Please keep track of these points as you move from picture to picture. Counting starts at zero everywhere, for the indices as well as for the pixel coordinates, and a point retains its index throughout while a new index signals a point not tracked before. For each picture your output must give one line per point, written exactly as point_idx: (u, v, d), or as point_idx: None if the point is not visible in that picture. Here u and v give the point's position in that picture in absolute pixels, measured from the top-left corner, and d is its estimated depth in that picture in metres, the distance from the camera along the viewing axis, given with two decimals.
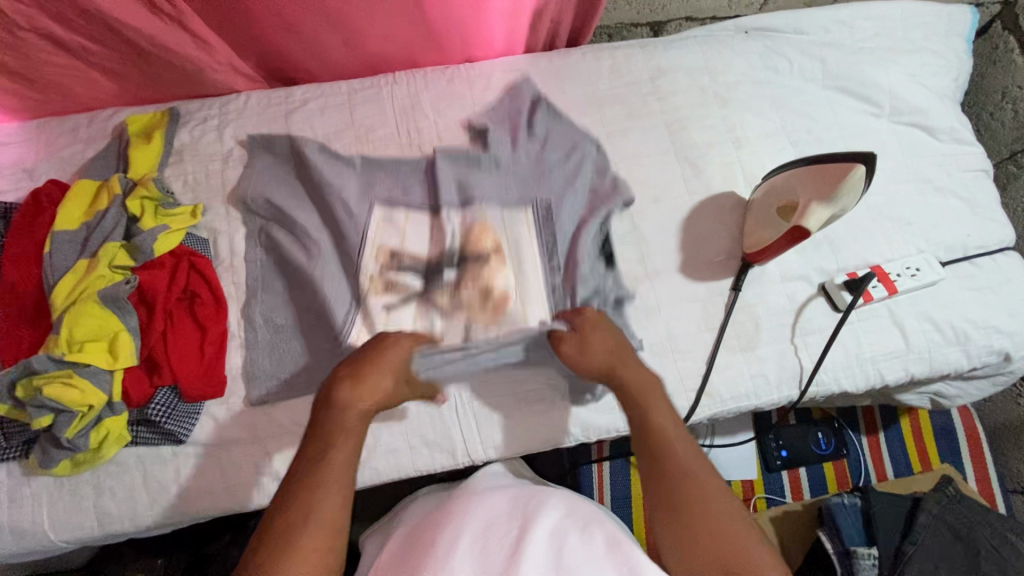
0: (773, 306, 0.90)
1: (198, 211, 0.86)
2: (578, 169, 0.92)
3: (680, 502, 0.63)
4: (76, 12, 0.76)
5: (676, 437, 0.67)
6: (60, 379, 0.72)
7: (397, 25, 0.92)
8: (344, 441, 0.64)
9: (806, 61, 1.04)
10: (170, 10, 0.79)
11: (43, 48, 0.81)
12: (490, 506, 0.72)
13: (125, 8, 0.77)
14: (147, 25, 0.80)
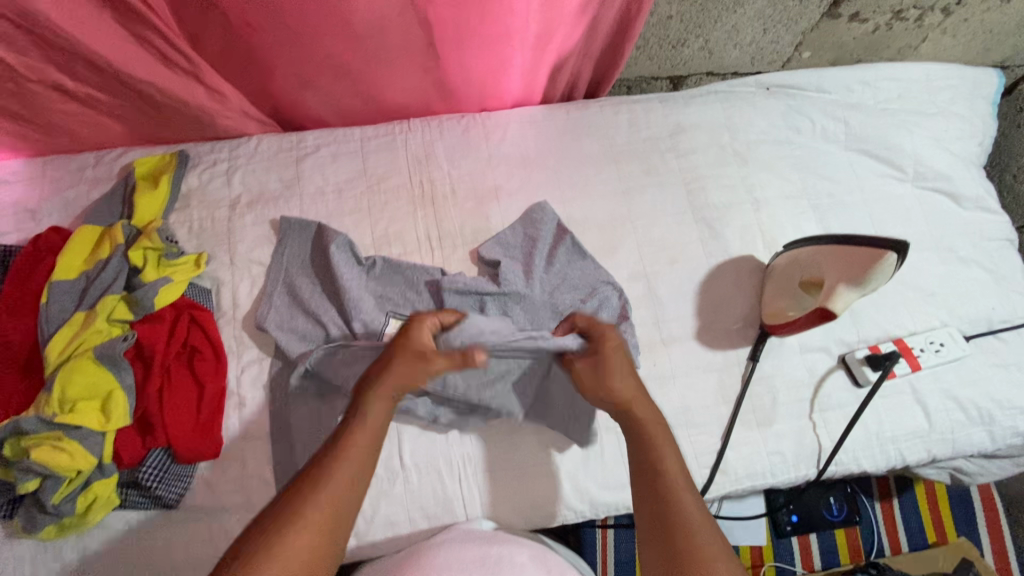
0: (791, 378, 0.87)
1: (201, 260, 0.83)
2: (605, 289, 0.86)
3: (675, 535, 0.60)
4: (85, 65, 0.75)
5: (678, 472, 0.65)
6: (48, 442, 0.69)
7: (415, 79, 0.90)
8: (370, 424, 0.64)
9: (829, 122, 1.02)
10: (186, 65, 0.77)
11: (53, 94, 0.79)
12: (456, 551, 0.71)
13: (137, 60, 0.75)
14: (159, 76, 0.78)
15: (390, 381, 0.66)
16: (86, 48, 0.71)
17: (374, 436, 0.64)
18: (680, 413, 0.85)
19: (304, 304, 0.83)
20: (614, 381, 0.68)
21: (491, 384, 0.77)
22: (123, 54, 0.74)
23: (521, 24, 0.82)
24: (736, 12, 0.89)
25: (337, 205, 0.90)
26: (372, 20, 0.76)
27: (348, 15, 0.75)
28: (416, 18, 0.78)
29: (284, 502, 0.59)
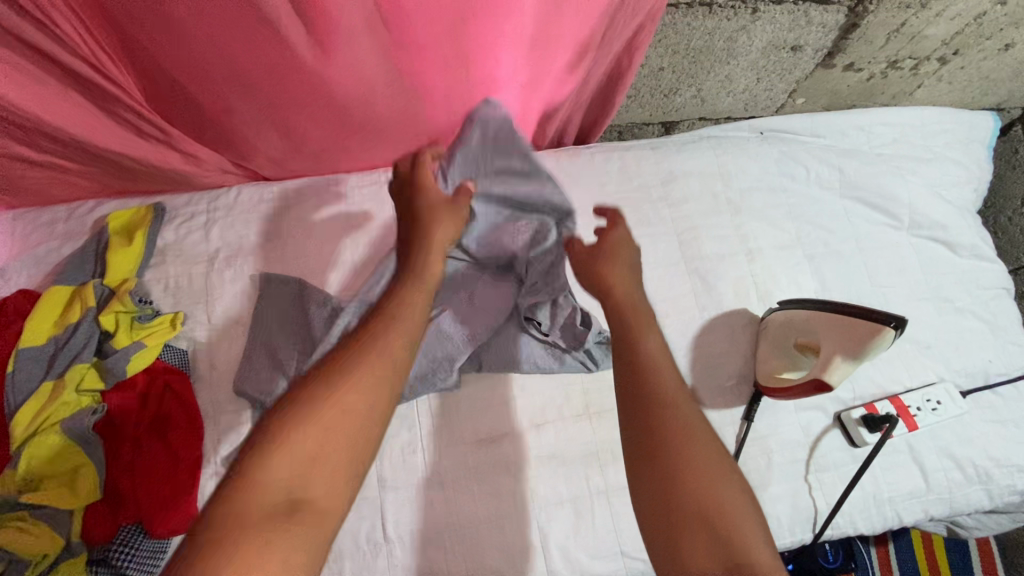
0: (786, 439, 0.85)
1: (177, 320, 0.79)
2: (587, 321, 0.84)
3: (665, 437, 0.57)
4: (50, 138, 0.72)
5: (661, 358, 0.64)
6: (14, 523, 0.66)
7: (401, 142, 0.87)
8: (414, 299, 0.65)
9: (824, 169, 1.00)
10: (158, 134, 0.75)
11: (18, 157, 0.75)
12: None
13: (105, 130, 0.73)
14: (128, 143, 0.75)
15: (422, 224, 0.72)
16: (50, 118, 0.68)
17: (418, 313, 0.64)
18: None
19: (283, 362, 0.80)
20: (615, 263, 0.75)
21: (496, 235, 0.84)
22: (90, 123, 0.71)
23: (508, 79, 0.78)
24: (729, 63, 0.87)
25: (320, 259, 0.87)
26: (353, 90, 0.73)
27: (328, 87, 0.71)
28: (399, 83, 0.74)
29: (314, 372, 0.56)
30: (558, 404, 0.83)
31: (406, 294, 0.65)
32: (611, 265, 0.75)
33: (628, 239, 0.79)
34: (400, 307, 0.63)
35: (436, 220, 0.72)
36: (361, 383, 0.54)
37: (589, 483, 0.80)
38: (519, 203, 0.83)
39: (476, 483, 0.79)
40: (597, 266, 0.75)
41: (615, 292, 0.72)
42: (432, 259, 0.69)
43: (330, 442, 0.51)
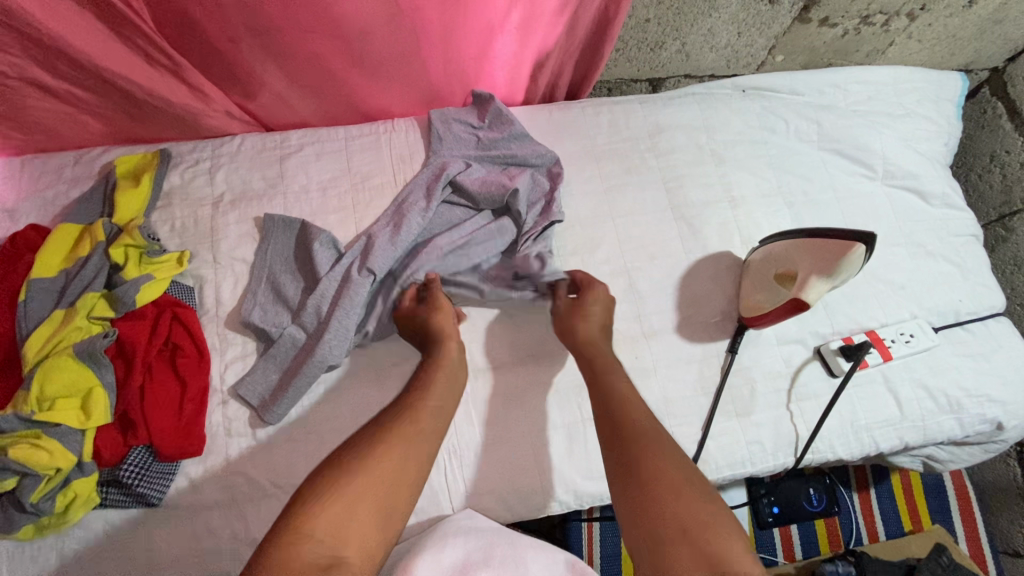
0: (768, 370, 0.90)
1: (184, 257, 0.83)
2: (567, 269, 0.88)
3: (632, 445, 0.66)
4: (68, 64, 0.74)
5: (628, 394, 0.73)
6: (27, 440, 0.69)
7: (400, 81, 0.91)
8: (441, 372, 0.75)
9: (803, 123, 1.06)
10: (167, 62, 0.77)
11: (31, 93, 0.78)
12: (459, 544, 0.71)
13: (118, 57, 0.75)
14: (139, 71, 0.78)
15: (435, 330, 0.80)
16: (69, 47, 0.71)
17: (445, 387, 0.74)
18: (661, 405, 0.86)
19: (288, 297, 0.83)
20: (591, 321, 0.82)
21: (486, 189, 0.90)
22: (104, 52, 0.73)
23: (502, 14, 0.83)
24: (711, 16, 0.92)
25: (321, 203, 0.91)
26: (357, 20, 0.77)
27: (332, 11, 0.75)
28: (400, 15, 0.78)
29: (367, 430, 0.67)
30: (550, 337, 0.87)
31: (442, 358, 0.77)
32: (589, 323, 0.82)
33: (607, 301, 0.86)
34: (432, 379, 0.74)
35: (446, 324, 0.80)
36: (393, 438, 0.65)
37: (581, 410, 0.84)
38: (506, 164, 0.95)
39: (473, 411, 0.82)
40: (592, 329, 0.82)
41: (597, 344, 0.81)
42: (451, 348, 0.78)
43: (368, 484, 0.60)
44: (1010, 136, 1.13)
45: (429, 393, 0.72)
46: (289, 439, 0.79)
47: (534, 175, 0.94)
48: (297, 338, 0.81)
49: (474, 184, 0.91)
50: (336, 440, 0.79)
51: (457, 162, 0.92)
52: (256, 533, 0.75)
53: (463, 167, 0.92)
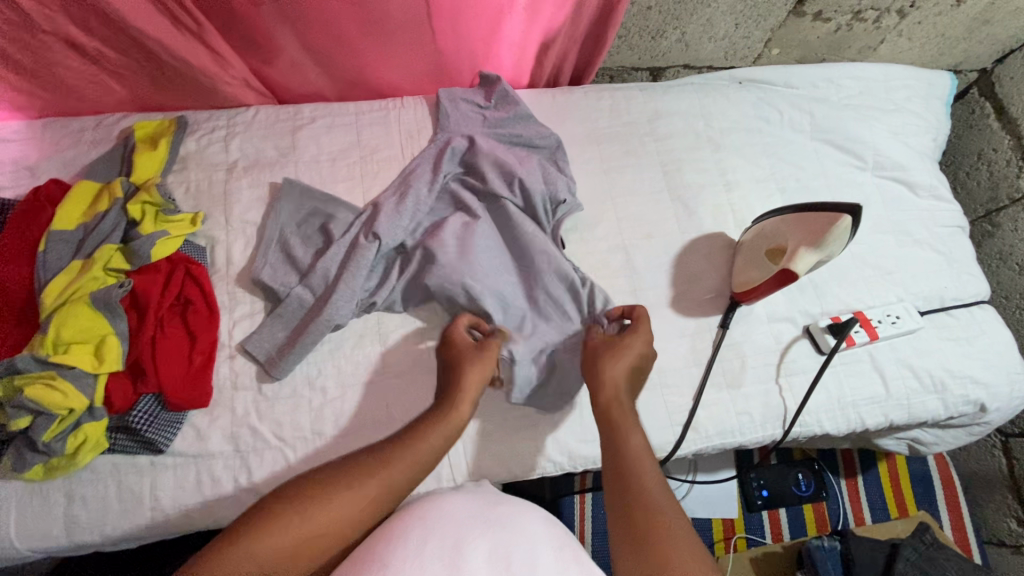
0: (759, 344, 0.93)
1: (197, 219, 0.86)
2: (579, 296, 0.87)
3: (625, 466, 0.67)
4: (100, 20, 0.78)
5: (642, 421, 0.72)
6: (42, 381, 0.71)
7: (412, 56, 0.95)
8: (436, 429, 0.71)
9: (797, 114, 1.10)
10: (193, 25, 0.81)
11: (60, 51, 0.82)
12: (459, 508, 0.70)
13: (147, 17, 0.78)
14: (165, 33, 0.81)
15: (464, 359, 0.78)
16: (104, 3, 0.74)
17: (433, 448, 0.69)
18: (654, 376, 0.89)
19: (298, 255, 0.86)
20: (617, 360, 0.77)
21: (491, 168, 0.94)
22: (135, 11, 0.77)
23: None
24: (710, 6, 0.96)
25: (331, 172, 0.94)
26: None
27: None
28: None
29: (332, 475, 0.66)
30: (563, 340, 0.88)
31: (443, 413, 0.72)
32: (613, 364, 0.76)
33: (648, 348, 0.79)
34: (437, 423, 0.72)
35: (468, 365, 0.76)
36: (353, 496, 0.63)
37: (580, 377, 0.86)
38: (509, 143, 0.98)
39: None
40: (599, 356, 0.78)
41: (605, 374, 0.76)
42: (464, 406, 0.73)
43: (312, 532, 0.61)
44: (996, 134, 1.17)
45: (411, 451, 0.68)
46: (294, 394, 0.81)
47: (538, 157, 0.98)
48: (303, 299, 0.83)
49: (480, 161, 0.94)
50: (339, 397, 0.82)
51: (459, 140, 0.96)
52: (259, 482, 0.77)
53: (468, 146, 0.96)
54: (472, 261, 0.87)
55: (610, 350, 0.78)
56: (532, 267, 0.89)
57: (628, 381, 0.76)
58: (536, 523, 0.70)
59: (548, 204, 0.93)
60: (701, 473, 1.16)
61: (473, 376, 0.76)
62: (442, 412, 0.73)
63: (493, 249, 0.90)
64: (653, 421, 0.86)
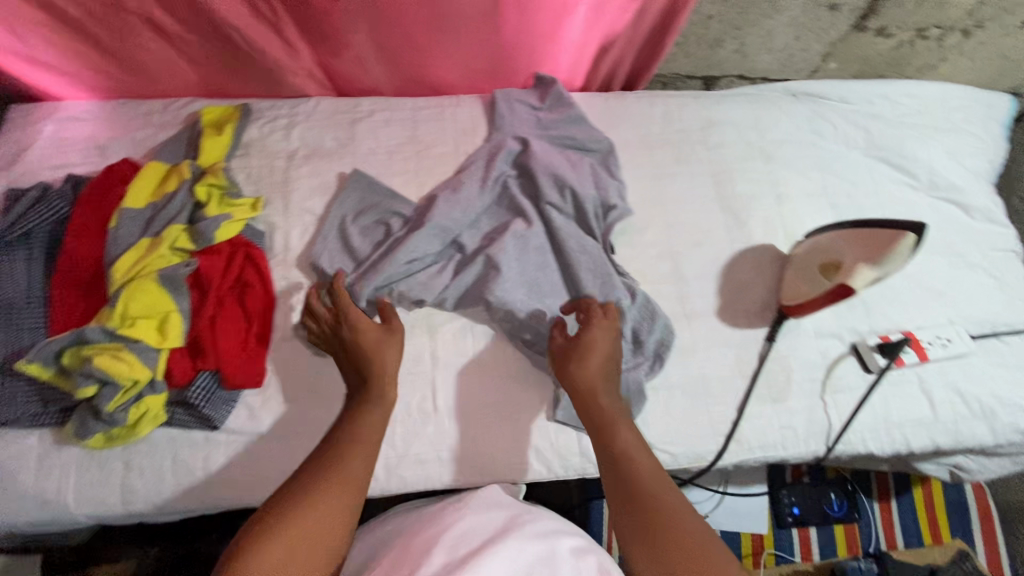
0: (805, 360, 0.92)
1: (258, 203, 0.87)
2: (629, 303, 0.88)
3: (623, 468, 0.70)
4: (188, 9, 0.81)
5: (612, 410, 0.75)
6: (109, 352, 0.74)
7: (473, 55, 0.96)
8: (370, 417, 0.73)
9: (851, 129, 1.09)
10: (270, 15, 0.83)
11: (145, 36, 0.85)
12: (472, 520, 0.71)
13: (231, 7, 0.81)
14: (246, 23, 0.84)
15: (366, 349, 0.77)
16: None
17: (373, 434, 0.72)
18: (699, 384, 0.88)
19: (356, 246, 0.88)
20: (590, 361, 0.78)
21: (542, 169, 0.94)
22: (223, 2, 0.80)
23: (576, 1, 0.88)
24: (772, 18, 0.96)
25: (387, 165, 0.96)
26: None
27: None
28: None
29: (287, 499, 0.64)
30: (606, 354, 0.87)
31: (379, 399, 0.74)
32: (584, 364, 0.77)
33: (613, 334, 0.81)
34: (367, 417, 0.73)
35: (386, 352, 0.78)
36: (326, 500, 0.64)
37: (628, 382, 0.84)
38: (561, 144, 0.99)
39: (518, 370, 0.86)
40: (582, 351, 0.79)
41: (595, 384, 0.76)
42: (390, 388, 0.76)
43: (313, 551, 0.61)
44: None
45: (354, 442, 0.70)
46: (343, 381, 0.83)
47: (592, 162, 0.99)
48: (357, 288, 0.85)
49: (533, 161, 0.95)
50: None
51: (511, 142, 0.97)
52: None
53: (522, 148, 0.97)
54: (521, 266, 0.88)
55: (578, 353, 0.79)
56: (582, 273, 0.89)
57: (605, 374, 0.78)
58: (562, 541, 0.70)
59: (600, 208, 0.94)
60: (733, 485, 1.16)
61: (393, 360, 0.78)
62: (372, 398, 0.74)
63: (544, 253, 0.91)
64: (696, 429, 0.86)
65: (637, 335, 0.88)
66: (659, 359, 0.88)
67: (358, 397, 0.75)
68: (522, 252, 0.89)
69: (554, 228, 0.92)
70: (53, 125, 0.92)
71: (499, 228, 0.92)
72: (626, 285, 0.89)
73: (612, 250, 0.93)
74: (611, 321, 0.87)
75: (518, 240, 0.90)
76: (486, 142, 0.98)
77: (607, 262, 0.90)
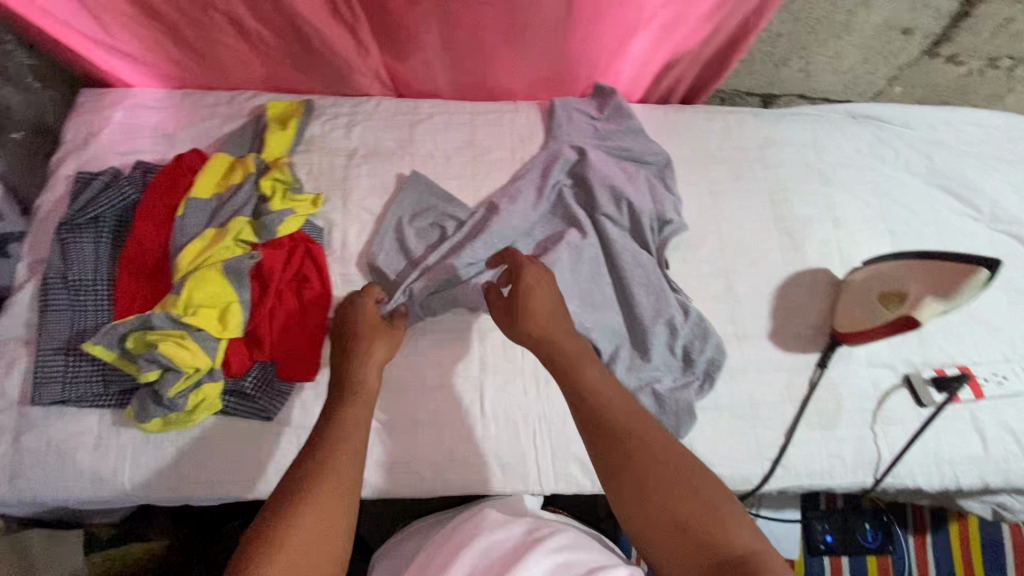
0: (856, 389, 0.90)
1: (319, 200, 0.88)
2: (680, 321, 0.88)
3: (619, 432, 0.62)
4: (271, 7, 0.83)
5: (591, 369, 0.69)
6: (173, 338, 0.75)
7: (538, 63, 0.97)
8: (354, 409, 0.66)
9: (912, 156, 1.06)
10: (349, 15, 0.86)
11: (226, 32, 0.88)
12: (488, 538, 0.68)
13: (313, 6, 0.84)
14: (325, 22, 0.86)
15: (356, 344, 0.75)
16: None
17: (360, 423, 0.64)
18: (747, 406, 0.88)
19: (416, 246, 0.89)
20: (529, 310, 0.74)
21: (598, 180, 0.94)
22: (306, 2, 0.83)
23: (650, 14, 0.89)
24: (842, 39, 0.94)
25: (445, 168, 0.96)
26: None
27: None
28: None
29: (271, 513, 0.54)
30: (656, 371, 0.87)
31: (356, 394, 0.68)
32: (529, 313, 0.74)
33: (548, 278, 0.78)
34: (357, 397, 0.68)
35: (375, 346, 0.75)
36: (319, 498, 0.55)
37: (676, 401, 0.84)
38: (618, 155, 0.98)
39: None
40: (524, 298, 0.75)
41: (550, 334, 0.72)
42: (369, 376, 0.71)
43: (319, 556, 0.52)
44: None
45: (348, 423, 0.64)
46: (393, 382, 0.84)
47: (648, 175, 0.98)
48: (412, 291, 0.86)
49: (590, 172, 0.95)
50: (437, 388, 0.84)
51: (568, 150, 0.97)
52: None
53: (578, 158, 0.97)
54: (575, 277, 0.88)
55: (518, 304, 0.75)
56: (635, 287, 0.89)
57: (553, 318, 0.74)
58: (581, 557, 0.65)
59: (655, 222, 0.94)
60: (765, 509, 1.12)
61: (385, 356, 0.75)
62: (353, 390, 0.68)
63: (597, 264, 0.90)
64: (743, 452, 0.85)
65: (688, 353, 0.88)
66: (710, 379, 0.87)
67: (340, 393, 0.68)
68: (576, 262, 0.89)
69: (608, 240, 0.91)
70: (123, 112, 0.94)
71: (553, 237, 0.91)
72: (679, 302, 0.89)
73: (665, 266, 0.93)
74: (661, 337, 0.87)
75: (573, 250, 0.89)
76: (542, 150, 0.98)
77: (661, 277, 0.90)
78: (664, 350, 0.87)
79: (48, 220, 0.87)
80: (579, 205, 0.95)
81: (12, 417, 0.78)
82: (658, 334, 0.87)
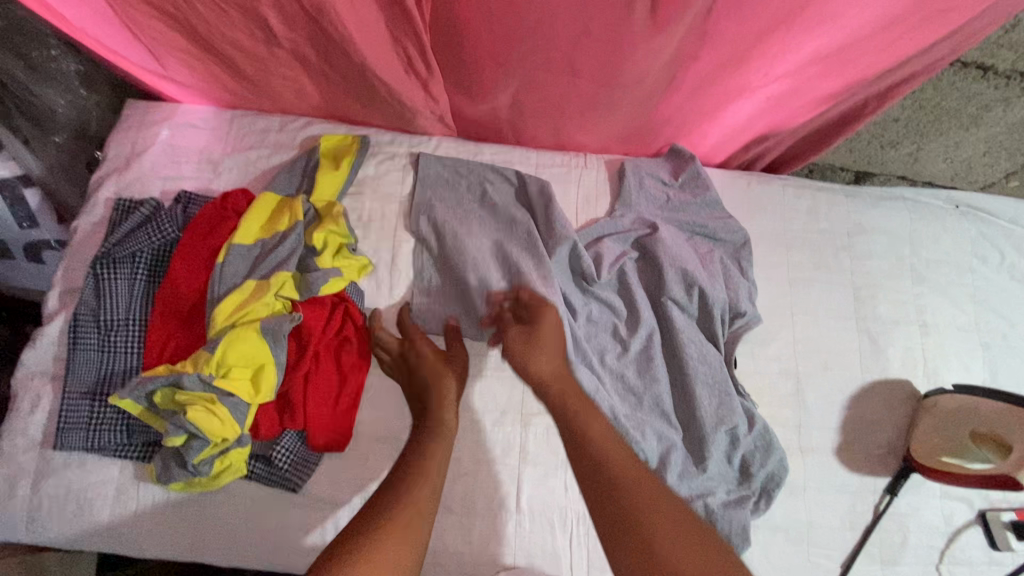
0: (925, 522, 0.83)
1: (365, 268, 0.83)
2: (740, 431, 0.81)
3: (618, 504, 0.61)
4: (339, 55, 0.77)
5: (592, 426, 0.67)
6: (202, 403, 0.70)
7: (618, 121, 0.88)
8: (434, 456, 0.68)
9: (1020, 261, 0.95)
10: (424, 69, 0.78)
11: (287, 67, 0.81)
12: None
13: (385, 56, 0.77)
14: (395, 71, 0.79)
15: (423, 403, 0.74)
16: (352, 41, 0.73)
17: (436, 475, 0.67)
18: (804, 529, 0.81)
19: (456, 241, 0.83)
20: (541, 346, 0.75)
21: (667, 258, 0.86)
22: (377, 52, 0.76)
23: (764, 81, 0.80)
24: (968, 131, 0.84)
25: None
26: (633, 66, 0.76)
27: (620, 55, 0.74)
28: (669, 70, 0.77)
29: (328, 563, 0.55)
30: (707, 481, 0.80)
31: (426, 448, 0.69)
32: (541, 352, 0.74)
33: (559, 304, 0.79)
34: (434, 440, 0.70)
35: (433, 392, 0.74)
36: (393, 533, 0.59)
37: (731, 520, 0.77)
38: (689, 230, 0.90)
39: None
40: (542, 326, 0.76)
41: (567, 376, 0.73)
42: (448, 413, 0.73)
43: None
44: None
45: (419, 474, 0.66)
46: None
47: (721, 255, 0.89)
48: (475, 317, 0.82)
49: (660, 249, 0.86)
50: (474, 474, 0.79)
51: (642, 227, 0.89)
52: None
53: (643, 231, 0.88)
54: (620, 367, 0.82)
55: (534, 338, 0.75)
56: (694, 384, 0.81)
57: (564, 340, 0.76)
58: None
59: (726, 312, 0.85)
60: None
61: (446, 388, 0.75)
62: (437, 427, 0.71)
63: (651, 358, 0.83)
64: None
65: (748, 466, 0.81)
66: (767, 497, 0.79)
67: (422, 431, 0.71)
68: (620, 357, 0.83)
69: (671, 331, 0.84)
70: (168, 131, 0.88)
71: (602, 323, 0.85)
72: (742, 408, 0.82)
73: (732, 361, 0.85)
74: (719, 444, 0.80)
75: (618, 342, 0.84)
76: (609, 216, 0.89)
77: (727, 377, 0.82)
78: (720, 460, 0.80)
79: (85, 246, 0.82)
80: (641, 283, 0.87)
81: (34, 459, 0.75)
82: (716, 439, 0.80)
